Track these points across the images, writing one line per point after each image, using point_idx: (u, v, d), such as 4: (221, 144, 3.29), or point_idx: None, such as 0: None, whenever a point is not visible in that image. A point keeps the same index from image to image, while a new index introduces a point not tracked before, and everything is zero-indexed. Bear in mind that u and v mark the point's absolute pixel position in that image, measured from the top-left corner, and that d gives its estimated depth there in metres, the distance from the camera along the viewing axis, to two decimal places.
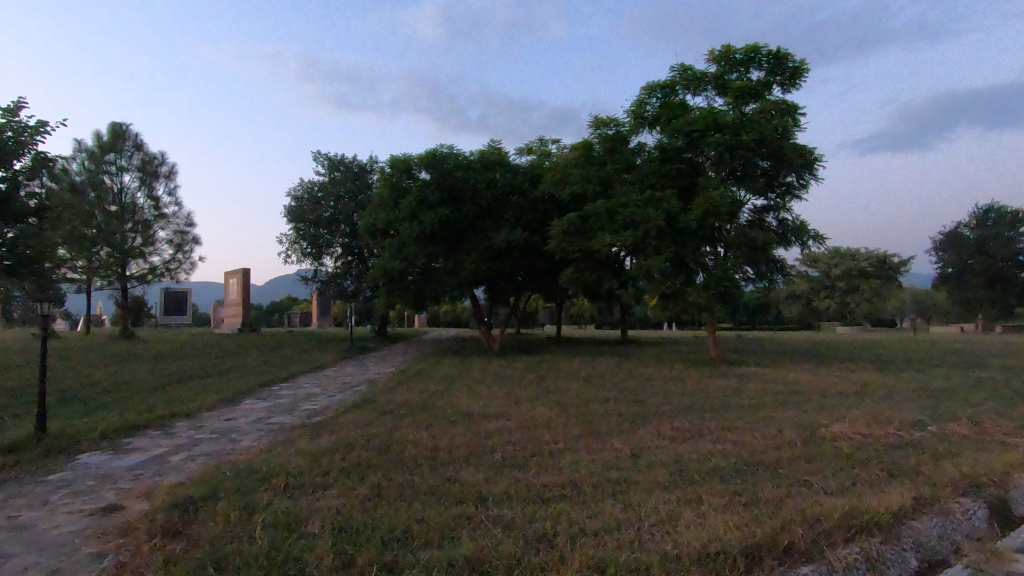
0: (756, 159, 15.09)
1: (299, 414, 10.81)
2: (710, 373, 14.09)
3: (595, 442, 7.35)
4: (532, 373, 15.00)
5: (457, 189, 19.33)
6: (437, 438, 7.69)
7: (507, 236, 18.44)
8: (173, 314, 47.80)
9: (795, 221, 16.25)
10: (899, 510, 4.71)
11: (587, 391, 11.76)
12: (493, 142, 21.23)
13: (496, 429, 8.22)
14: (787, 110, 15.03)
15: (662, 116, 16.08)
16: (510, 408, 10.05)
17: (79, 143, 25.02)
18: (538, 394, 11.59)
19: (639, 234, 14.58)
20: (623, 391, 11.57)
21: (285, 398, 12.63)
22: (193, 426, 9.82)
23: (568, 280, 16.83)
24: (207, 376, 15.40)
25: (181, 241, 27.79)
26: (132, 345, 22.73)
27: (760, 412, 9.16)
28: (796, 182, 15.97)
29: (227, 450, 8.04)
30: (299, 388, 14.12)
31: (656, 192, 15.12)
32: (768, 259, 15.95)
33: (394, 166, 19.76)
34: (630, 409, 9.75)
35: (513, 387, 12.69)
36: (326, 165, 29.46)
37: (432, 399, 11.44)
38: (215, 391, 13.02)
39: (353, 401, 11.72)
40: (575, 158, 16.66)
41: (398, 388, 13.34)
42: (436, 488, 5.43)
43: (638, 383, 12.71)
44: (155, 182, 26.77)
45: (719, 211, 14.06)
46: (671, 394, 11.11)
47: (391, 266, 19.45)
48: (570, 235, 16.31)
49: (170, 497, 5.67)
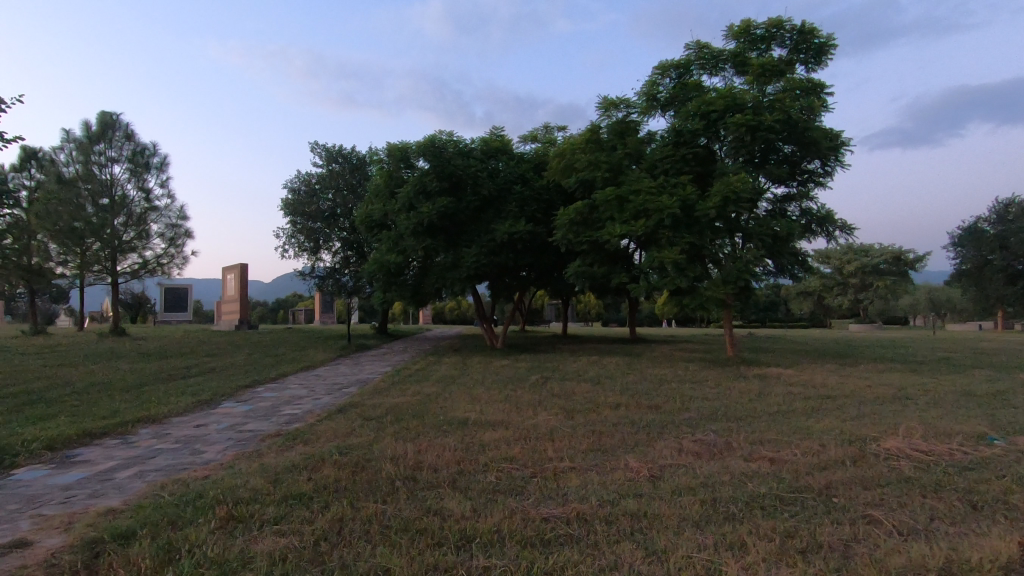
0: (779, 142, 13.94)
1: (277, 421, 9.79)
2: (730, 375, 12.98)
3: (608, 458, 6.28)
4: (536, 374, 13.95)
5: (457, 178, 18.23)
6: (422, 452, 6.66)
7: (509, 228, 17.32)
8: (175, 311, 47.02)
9: (821, 211, 15.06)
10: (1006, 563, 3.60)
11: (596, 395, 10.68)
12: (495, 129, 20.20)
13: (492, 441, 7.18)
14: (813, 89, 13.87)
15: (675, 97, 14.97)
16: (509, 415, 8.99)
17: (66, 133, 24.18)
18: (542, 399, 10.51)
19: (652, 224, 13.39)
20: (634, 395, 10.50)
21: (266, 401, 11.65)
22: (157, 433, 8.85)
23: (574, 275, 15.66)
24: (189, 377, 14.45)
25: (174, 235, 26.91)
26: (120, 343, 21.90)
27: (792, 422, 8.05)
28: (822, 169, 14.82)
29: (184, 465, 7.04)
30: (286, 390, 13.15)
31: (671, 178, 13.95)
32: (791, 251, 14.78)
33: (390, 154, 18.68)
34: (645, 417, 8.65)
35: (515, 390, 11.66)
36: (323, 157, 28.53)
37: (425, 403, 10.41)
38: (193, 393, 12.06)
39: (338, 405, 10.73)
40: (581, 142, 15.40)
41: (390, 390, 12.34)
42: (411, 524, 4.39)
43: (650, 386, 11.62)
44: (146, 173, 25.89)
45: (740, 198, 12.91)
46: (687, 399, 10.05)
47: (388, 259, 18.35)
48: (577, 226, 15.12)
49: (89, 531, 4.67)
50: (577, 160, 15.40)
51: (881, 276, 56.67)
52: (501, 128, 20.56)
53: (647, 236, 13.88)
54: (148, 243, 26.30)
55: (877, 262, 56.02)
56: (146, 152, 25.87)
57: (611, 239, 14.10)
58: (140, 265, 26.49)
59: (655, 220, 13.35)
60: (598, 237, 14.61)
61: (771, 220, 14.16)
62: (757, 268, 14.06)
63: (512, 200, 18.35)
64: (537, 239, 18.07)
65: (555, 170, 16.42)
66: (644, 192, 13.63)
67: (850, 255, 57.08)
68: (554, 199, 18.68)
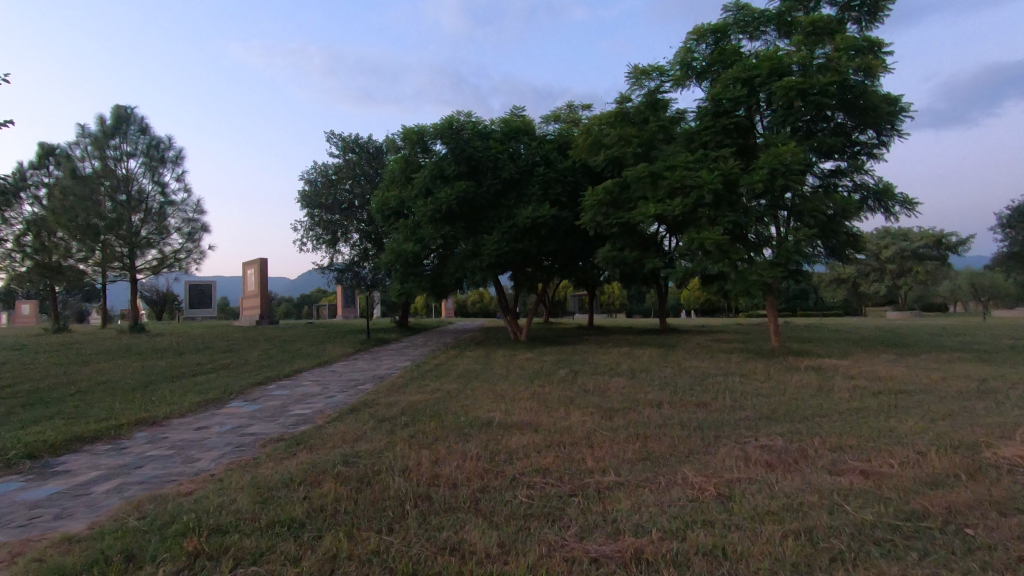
0: (830, 109, 12.54)
1: (283, 422, 8.94)
2: (779, 367, 11.77)
3: (662, 470, 5.23)
4: (564, 368, 12.90)
5: (476, 161, 17.18)
6: (440, 462, 5.72)
7: (533, 212, 16.25)
8: (199, 308, 47.07)
9: (877, 187, 13.61)
10: None
11: (632, 391, 9.61)
12: (516, 109, 19.09)
13: (520, 447, 6.18)
14: (870, 48, 12.40)
15: (713, 64, 13.66)
16: (538, 415, 8.00)
17: (81, 128, 23.87)
18: (574, 396, 9.46)
19: (691, 201, 12.17)
20: (677, 391, 9.41)
21: (276, 400, 10.87)
22: (152, 437, 8.10)
23: (603, 261, 14.52)
24: (199, 374, 13.79)
25: (192, 230, 26.45)
26: (137, 340, 21.50)
27: (870, 423, 6.88)
28: (877, 139, 13.39)
29: (171, 476, 6.20)
30: (298, 387, 12.36)
31: (710, 151, 12.68)
32: (845, 230, 13.35)
33: (406, 138, 17.72)
34: (695, 417, 7.54)
35: (543, 386, 10.66)
36: (339, 147, 27.79)
37: (444, 402, 9.47)
38: (200, 392, 11.36)
39: (351, 404, 9.89)
40: (610, 117, 14.19)
41: (408, 387, 11.46)
42: (423, 568, 3.41)
43: (692, 380, 10.51)
44: (162, 167, 25.44)
45: (791, 170, 11.57)
46: (737, 396, 8.93)
47: (405, 249, 17.46)
48: (606, 207, 13.95)
49: (30, 567, 3.81)
50: (605, 135, 14.21)
51: (921, 262, 53.95)
52: (522, 108, 19.43)
53: (684, 216, 12.67)
54: (166, 239, 25.91)
55: (916, 247, 53.39)
56: (161, 145, 25.39)
57: (644, 220, 12.90)
58: (159, 261, 26.13)
59: (695, 198, 12.14)
60: (630, 218, 13.43)
61: (823, 195, 12.79)
62: (809, 248, 12.70)
63: (534, 183, 17.23)
64: (562, 224, 16.97)
65: (581, 149, 15.24)
66: (682, 166, 12.39)
67: (886, 240, 54.54)
68: (580, 181, 17.51)
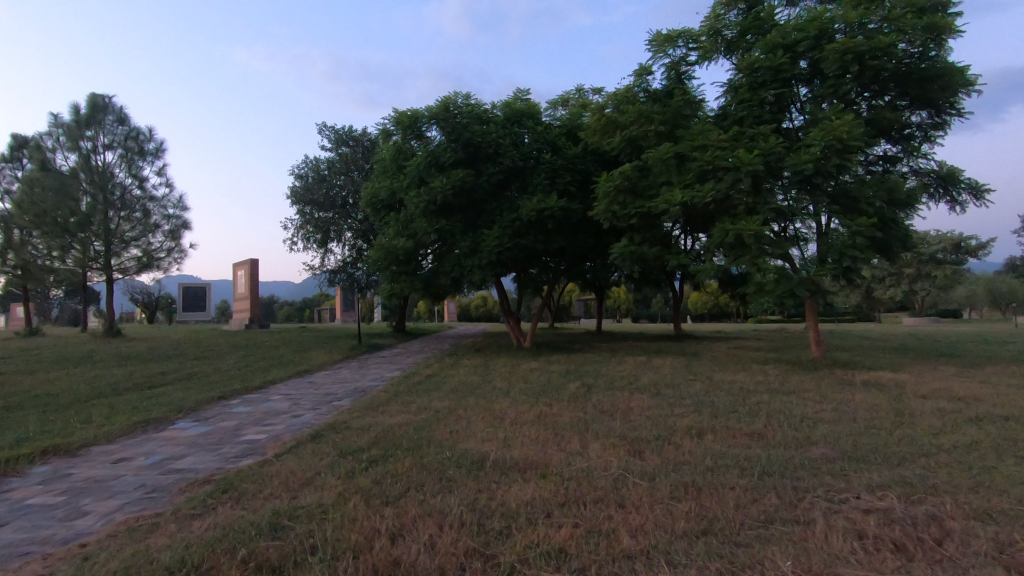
0: (887, 78, 10.72)
1: (226, 453, 7.13)
2: (830, 383, 9.94)
3: (740, 560, 3.42)
4: (575, 381, 11.05)
5: (475, 147, 15.40)
6: (404, 537, 3.91)
7: (538, 203, 14.45)
8: (193, 311, 45.30)
9: (934, 174, 11.79)
10: None
11: (663, 415, 7.76)
12: (520, 92, 17.28)
13: (522, 508, 4.37)
14: (934, 7, 10.58)
15: (746, 31, 11.77)
16: (546, 451, 6.17)
17: (53, 116, 22.17)
18: (589, 421, 7.62)
19: (725, 185, 10.37)
20: (719, 416, 7.55)
21: (231, 420, 9.07)
22: (50, 476, 6.30)
23: (619, 257, 12.70)
24: (155, 387, 12.02)
25: (172, 227, 24.79)
26: (105, 345, 19.77)
27: (1004, 471, 4.99)
28: (933, 120, 11.60)
29: (29, 546, 4.39)
30: (263, 403, 10.55)
31: (747, 128, 10.84)
32: (905, 222, 11.40)
33: (398, 123, 15.74)
34: (754, 456, 5.68)
35: (550, 406, 8.81)
36: (331, 139, 26.05)
37: (428, 426, 7.65)
38: (142, 410, 9.56)
39: (316, 428, 8.06)
40: (628, 92, 12.33)
41: (390, 405, 9.63)
42: None
43: (731, 400, 8.68)
44: (140, 159, 23.77)
45: (848, 147, 9.68)
46: (796, 422, 7.06)
47: (396, 245, 15.63)
48: (624, 195, 12.07)
49: None
50: (621, 115, 12.39)
51: (940, 266, 51.55)
52: (527, 92, 17.61)
53: (716, 204, 10.85)
54: (144, 237, 24.22)
55: (934, 251, 50.73)
56: (140, 136, 23.74)
57: (668, 209, 11.09)
58: (137, 261, 24.41)
59: (730, 182, 10.33)
60: (651, 208, 11.63)
61: (881, 180, 10.86)
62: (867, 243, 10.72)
63: (539, 173, 15.43)
64: (572, 217, 15.13)
65: (592, 133, 13.44)
66: (715, 145, 10.56)
67: None
68: (591, 171, 15.66)
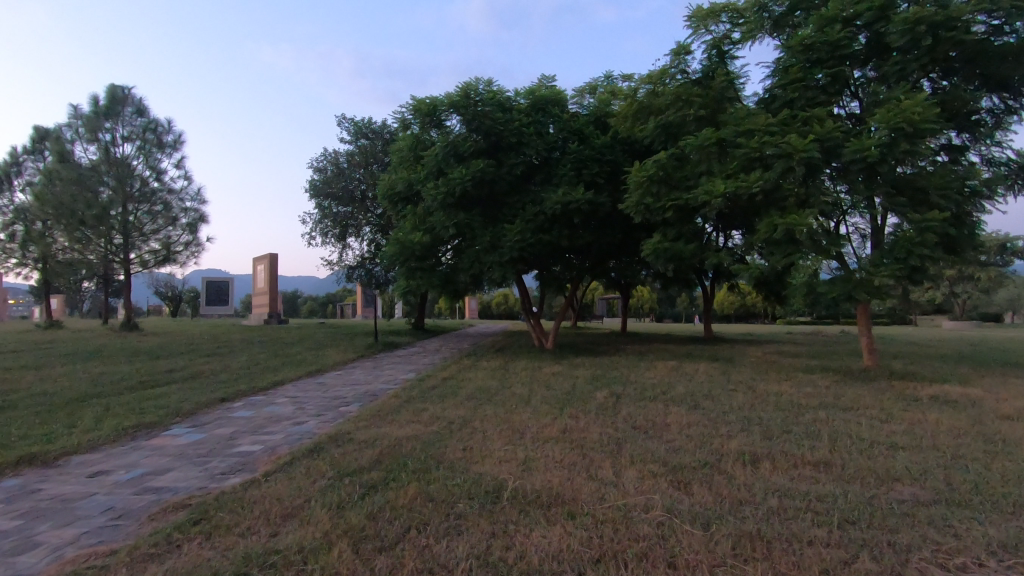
0: (959, 54, 9.49)
1: (215, 467, 6.40)
2: (893, 398, 8.82)
3: None
4: (603, 389, 10.09)
5: (497, 136, 14.52)
6: None
7: (563, 196, 13.51)
8: (217, 305, 45.48)
9: (1008, 166, 10.53)
10: None
11: (707, 435, 6.78)
12: (545, 78, 16.32)
13: (546, 566, 3.49)
14: None
15: (796, 6, 10.54)
16: (574, 479, 5.27)
17: (73, 108, 21.99)
18: (622, 440, 6.67)
19: (775, 175, 9.29)
20: (774, 438, 6.52)
21: (228, 427, 8.37)
22: (15, 492, 5.62)
23: (652, 254, 11.71)
24: (158, 386, 11.45)
25: (190, 220, 24.49)
26: (120, 340, 19.48)
27: None
28: (1009, 104, 10.34)
29: None
30: (267, 407, 9.86)
31: (800, 112, 9.71)
32: (980, 217, 10.12)
33: (416, 111, 14.92)
34: (827, 494, 4.69)
35: (576, 419, 7.89)
36: (351, 132, 25.45)
37: (439, 442, 6.80)
38: (137, 413, 8.93)
39: (316, 439, 7.28)
40: (664, 74, 11.28)
41: (400, 413, 8.82)
42: None
43: (782, 417, 7.65)
44: (159, 152, 23.49)
45: (921, 130, 8.51)
46: (867, 449, 6.02)
47: (412, 240, 14.86)
48: (658, 186, 11.03)
49: None
50: (656, 99, 11.38)
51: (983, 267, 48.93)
52: (552, 78, 16.60)
53: (763, 195, 9.78)
54: (162, 229, 23.97)
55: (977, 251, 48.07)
56: (159, 127, 23.44)
57: (709, 201, 10.06)
58: (156, 255, 24.19)
59: (781, 171, 9.24)
60: (688, 200, 10.60)
61: (955, 171, 9.59)
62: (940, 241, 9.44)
63: (564, 163, 14.49)
64: (599, 211, 14.15)
65: (623, 120, 12.42)
66: (764, 129, 9.48)
67: None
68: (620, 162, 14.62)
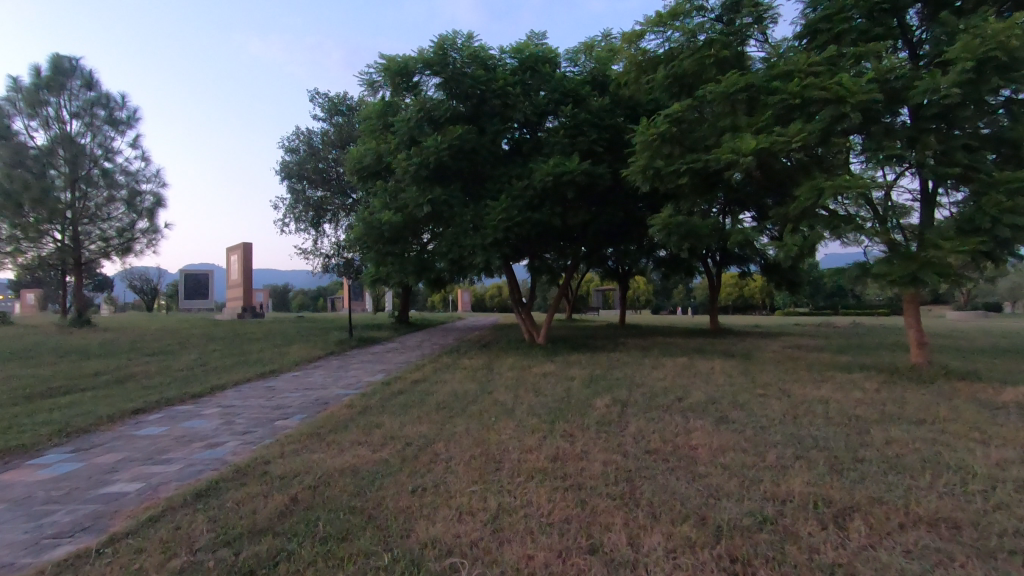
0: None
1: (53, 523, 4.43)
2: (972, 406, 6.97)
3: None
4: (603, 396, 8.18)
5: (479, 99, 12.54)
6: None
7: (556, 166, 11.58)
8: (194, 299, 43.20)
9: None
10: None
11: (749, 468, 4.88)
12: (534, 36, 14.29)
13: None
14: None
15: None
16: (568, 555, 3.37)
17: (11, 80, 19.80)
18: (634, 476, 4.77)
19: (822, 125, 7.41)
20: (844, 474, 4.63)
21: (116, 453, 6.38)
22: None
23: (661, 231, 9.81)
24: (66, 395, 9.42)
25: (148, 205, 22.39)
26: (61, 337, 17.38)
27: None
28: None
29: None
30: (186, 421, 7.90)
31: (850, 48, 7.80)
32: None
33: (385, 70, 12.87)
34: None
35: (569, 440, 5.98)
36: (324, 109, 23.33)
37: (381, 481, 4.87)
38: (8, 433, 6.91)
39: (216, 474, 5.32)
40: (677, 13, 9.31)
41: (345, 430, 6.87)
42: None
43: (841, 437, 5.76)
44: (110, 129, 21.43)
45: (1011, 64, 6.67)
46: (990, 494, 4.13)
47: (382, 219, 12.91)
48: (670, 148, 9.11)
49: None
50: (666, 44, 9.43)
51: None
52: (542, 36, 14.54)
53: (804, 153, 7.89)
54: (115, 215, 21.88)
55: None
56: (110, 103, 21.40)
57: (734, 161, 8.17)
58: (109, 243, 22.07)
59: (828, 120, 7.37)
60: (707, 162, 8.68)
61: None
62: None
63: (556, 131, 12.55)
64: (596, 183, 12.20)
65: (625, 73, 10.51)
66: (806, 70, 7.63)
67: None
68: (621, 128, 12.63)
